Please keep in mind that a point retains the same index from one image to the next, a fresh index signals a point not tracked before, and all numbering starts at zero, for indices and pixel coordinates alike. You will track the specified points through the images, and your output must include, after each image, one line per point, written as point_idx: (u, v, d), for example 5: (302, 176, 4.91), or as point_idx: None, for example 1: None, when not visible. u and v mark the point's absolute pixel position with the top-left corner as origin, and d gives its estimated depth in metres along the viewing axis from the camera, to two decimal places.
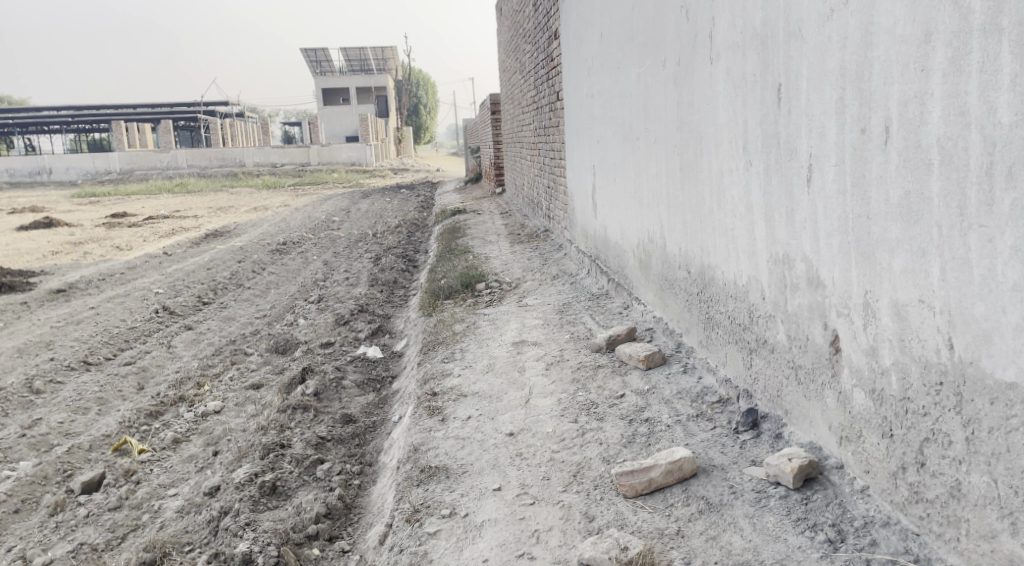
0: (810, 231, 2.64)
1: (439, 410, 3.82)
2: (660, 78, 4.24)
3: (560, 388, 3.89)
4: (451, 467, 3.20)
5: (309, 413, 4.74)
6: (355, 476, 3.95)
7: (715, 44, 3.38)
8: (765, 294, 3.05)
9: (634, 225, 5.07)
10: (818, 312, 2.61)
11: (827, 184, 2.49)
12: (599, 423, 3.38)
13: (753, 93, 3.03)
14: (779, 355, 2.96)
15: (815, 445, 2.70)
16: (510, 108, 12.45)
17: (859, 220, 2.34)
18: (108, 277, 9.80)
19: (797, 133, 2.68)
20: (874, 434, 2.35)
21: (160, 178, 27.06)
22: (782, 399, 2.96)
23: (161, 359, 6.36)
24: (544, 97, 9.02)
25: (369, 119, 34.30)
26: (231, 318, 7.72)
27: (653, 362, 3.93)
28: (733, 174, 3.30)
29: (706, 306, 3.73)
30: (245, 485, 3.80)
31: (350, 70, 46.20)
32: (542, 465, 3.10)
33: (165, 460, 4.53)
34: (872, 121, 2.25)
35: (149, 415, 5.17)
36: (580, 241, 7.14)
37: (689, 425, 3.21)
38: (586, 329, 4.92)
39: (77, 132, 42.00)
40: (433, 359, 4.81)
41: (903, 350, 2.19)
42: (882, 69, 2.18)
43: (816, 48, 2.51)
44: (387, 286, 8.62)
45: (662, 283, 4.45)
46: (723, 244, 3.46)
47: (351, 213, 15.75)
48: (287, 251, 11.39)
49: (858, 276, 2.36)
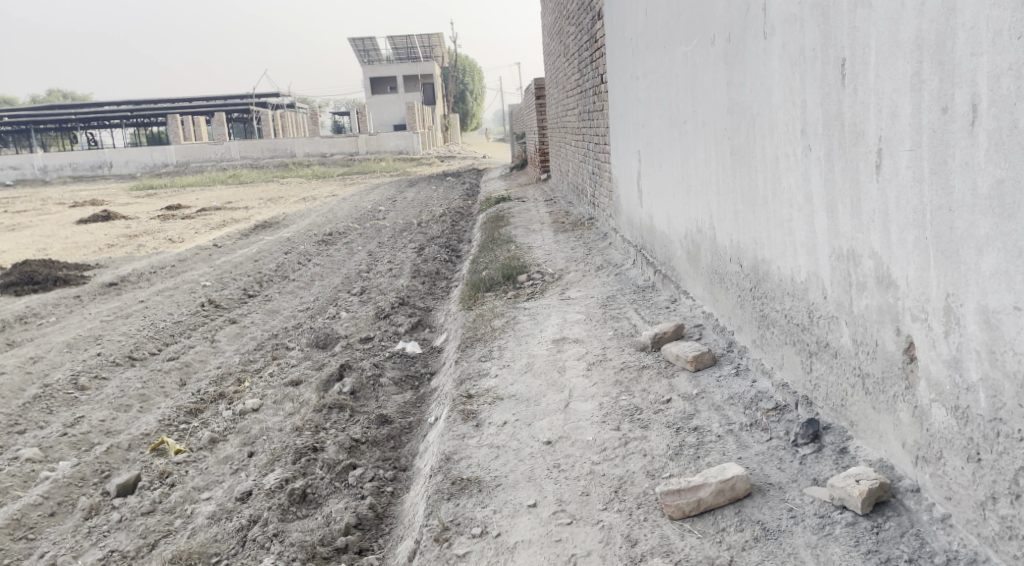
0: (880, 225, 2.35)
1: (474, 414, 3.62)
2: (708, 57, 3.94)
3: (602, 391, 3.65)
4: (484, 479, 2.99)
5: (345, 413, 4.58)
6: (388, 483, 3.78)
7: (770, 18, 3.09)
8: (827, 293, 2.77)
9: (682, 213, 4.79)
10: (890, 315, 2.33)
11: (901, 171, 2.20)
12: (644, 432, 3.14)
13: (813, 70, 2.73)
14: (844, 360, 2.68)
15: (886, 464, 2.42)
16: (555, 92, 12.13)
17: (939, 213, 2.04)
18: (159, 270, 9.83)
19: (865, 114, 2.38)
20: (957, 458, 2.06)
21: (214, 169, 27.41)
22: (848, 409, 2.68)
23: (204, 354, 6.29)
24: (588, 80, 8.74)
25: (415, 107, 34.21)
26: (275, 311, 7.65)
27: (702, 363, 3.67)
28: (790, 159, 3.01)
29: (760, 303, 3.45)
30: (274, 492, 3.65)
31: (397, 59, 46.22)
32: (582, 479, 2.86)
33: (201, 461, 4.35)
34: (954, 99, 1.95)
35: (189, 413, 5.06)
36: (626, 230, 6.84)
37: (742, 436, 2.94)
38: (631, 325, 4.66)
39: (136, 126, 42.92)
40: (471, 357, 4.61)
41: (994, 365, 1.90)
42: (969, 38, 1.88)
43: (887, 17, 2.21)
44: (429, 277, 8.46)
45: (712, 276, 4.16)
46: (778, 237, 3.18)
47: (398, 202, 15.66)
48: (333, 242, 11.32)
49: (938, 277, 2.07)
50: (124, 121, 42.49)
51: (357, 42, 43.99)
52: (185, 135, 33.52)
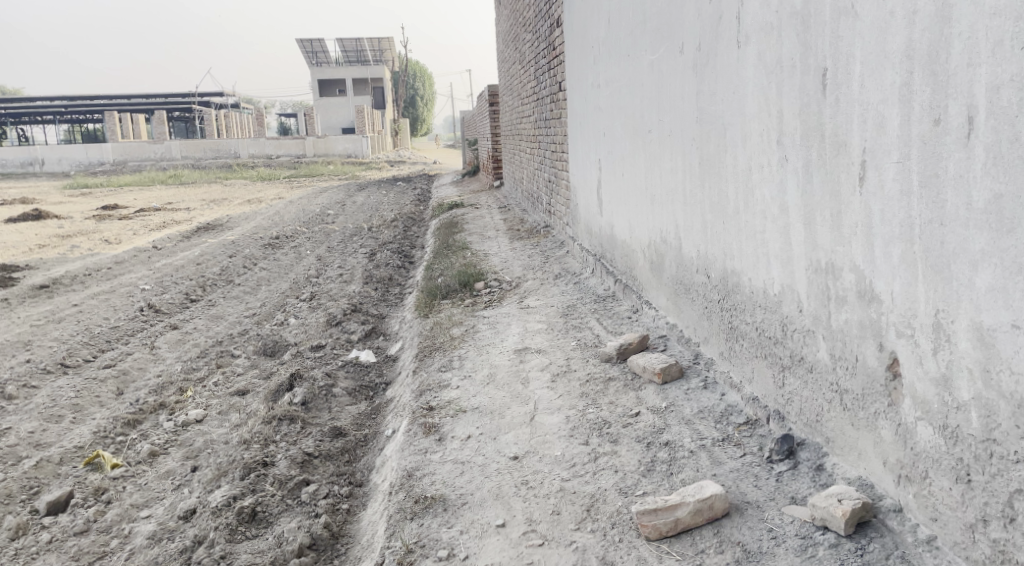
0: (862, 237, 2.30)
1: (435, 428, 3.48)
2: (677, 65, 3.89)
3: (568, 404, 3.55)
4: (449, 497, 2.85)
5: (296, 424, 4.38)
6: (344, 499, 3.61)
7: (744, 27, 3.04)
8: (802, 307, 2.71)
9: (645, 223, 4.73)
10: (872, 330, 2.28)
11: (887, 184, 2.15)
12: (614, 447, 3.05)
13: (791, 80, 2.69)
14: (820, 375, 2.63)
15: (865, 482, 2.38)
16: (509, 99, 12.07)
17: (929, 227, 2.00)
18: (94, 273, 9.40)
19: (847, 125, 2.33)
20: (945, 478, 2.02)
21: (154, 169, 26.57)
22: (823, 425, 2.64)
23: (143, 362, 6.00)
24: (545, 88, 8.68)
25: (365, 111, 33.87)
26: (220, 316, 7.37)
27: (670, 376, 3.59)
28: (764, 170, 2.96)
29: (729, 315, 3.40)
30: (221, 510, 3.45)
31: (347, 62, 45.69)
32: (551, 497, 2.75)
33: (140, 475, 4.11)
34: (948, 111, 1.91)
35: (126, 424, 4.79)
36: (584, 238, 6.78)
37: (715, 451, 2.87)
38: (593, 335, 4.58)
39: (71, 123, 41.46)
40: (429, 367, 4.47)
41: (988, 384, 1.86)
42: (966, 48, 1.85)
43: (874, 27, 2.17)
44: (382, 283, 8.28)
45: (677, 287, 4.11)
46: (750, 248, 3.13)
47: (347, 206, 15.38)
48: (280, 246, 11.02)
49: (927, 292, 2.03)
50: (59, 117, 40.97)
51: (305, 43, 43.34)
52: (124, 133, 32.49)
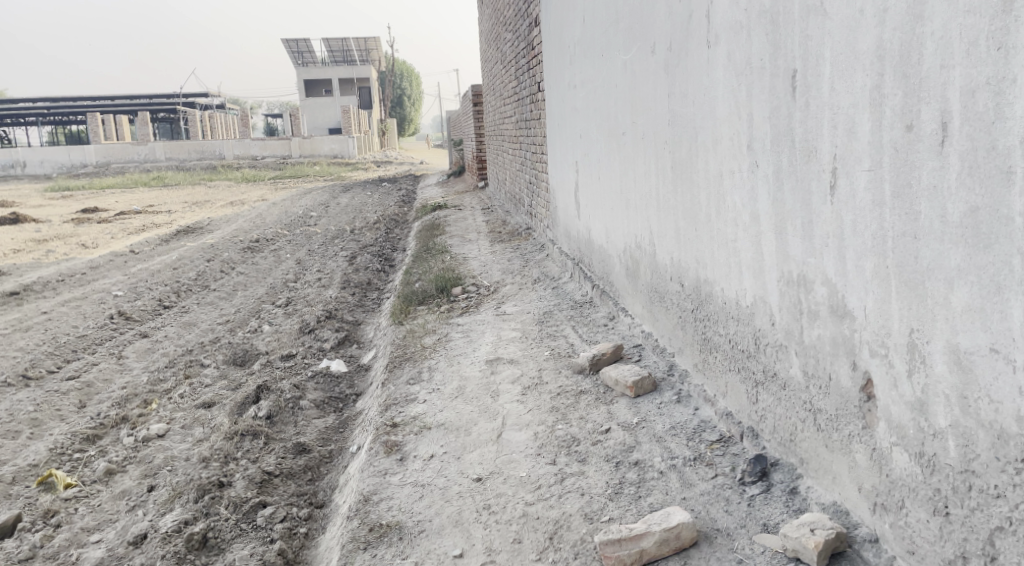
0: (834, 249, 2.17)
1: (398, 446, 3.33)
2: (648, 66, 3.75)
3: (537, 419, 3.41)
4: (405, 525, 2.73)
5: (259, 440, 4.23)
6: (302, 523, 3.47)
7: (714, 26, 2.90)
8: (775, 320, 2.58)
9: (620, 228, 4.60)
10: (845, 348, 2.15)
11: (858, 193, 2.02)
12: (581, 467, 2.91)
13: (761, 81, 2.55)
14: (793, 393, 2.49)
15: (840, 509, 2.25)
16: (492, 100, 11.91)
17: (902, 239, 1.87)
18: (67, 278, 9.20)
19: (818, 130, 2.20)
20: (922, 509, 1.90)
21: (137, 171, 26.30)
22: (797, 446, 2.51)
23: (109, 373, 5.83)
24: (525, 88, 8.53)
25: (351, 111, 33.60)
26: (192, 323, 7.19)
27: (643, 389, 3.46)
28: (735, 176, 2.82)
29: (702, 325, 3.26)
30: (172, 536, 3.32)
31: (333, 62, 45.39)
32: (512, 524, 2.62)
33: (94, 496, 3.95)
34: (921, 115, 1.78)
35: (85, 440, 4.63)
36: (563, 242, 6.64)
37: (686, 471, 2.73)
38: (567, 345, 4.44)
39: (54, 124, 41.09)
40: (398, 380, 4.31)
41: (966, 411, 1.73)
42: (938, 48, 1.72)
43: (843, 25, 2.03)
44: (360, 288, 8.11)
45: (651, 295, 3.97)
46: (722, 257, 2.99)
47: (330, 207, 15.18)
48: (259, 249, 10.83)
49: (900, 310, 1.89)
50: (42, 118, 40.51)
51: (291, 43, 43.03)
52: (106, 135, 32.17)
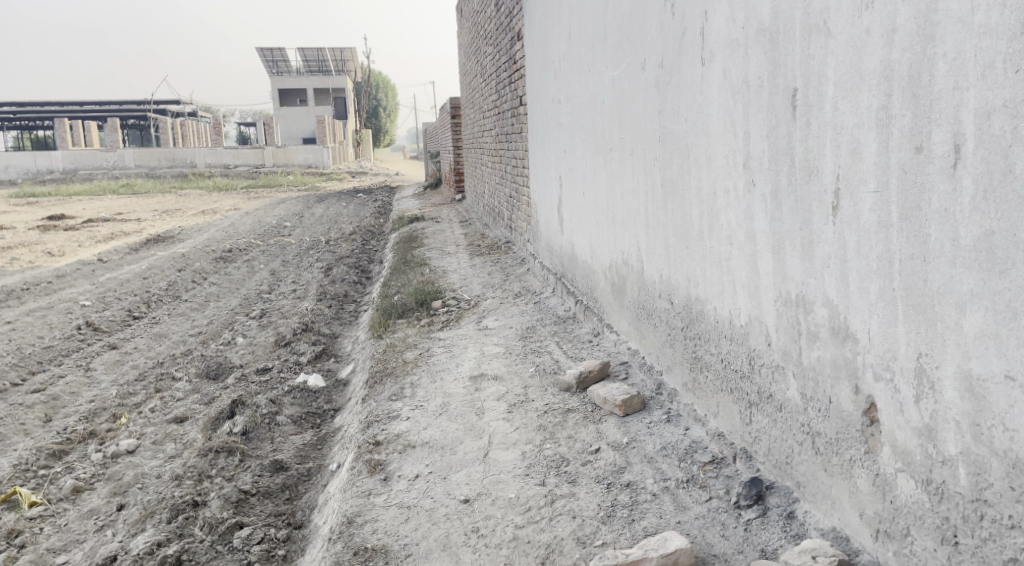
0: (836, 271, 2.14)
1: (381, 465, 3.25)
2: (638, 81, 3.73)
3: (524, 438, 3.34)
4: (391, 548, 2.65)
5: (235, 457, 4.12)
6: (280, 544, 3.37)
7: (708, 43, 2.87)
8: (770, 341, 2.54)
9: (605, 243, 4.56)
10: (847, 371, 2.13)
11: (862, 214, 2.00)
12: (572, 488, 2.85)
13: (758, 99, 2.52)
14: (790, 415, 2.46)
15: (840, 535, 2.23)
16: (471, 112, 11.88)
17: (910, 262, 1.86)
18: (32, 287, 8.96)
19: (819, 149, 2.17)
20: (928, 538, 1.89)
21: (106, 178, 25.89)
22: (793, 469, 2.48)
23: (76, 385, 5.66)
24: (506, 101, 8.49)
25: (325, 121, 33.37)
26: (163, 335, 7.02)
27: (631, 408, 3.41)
28: (730, 194, 2.79)
29: (692, 344, 3.22)
30: (144, 559, 3.24)
31: (308, 71, 45.13)
32: (502, 547, 2.56)
33: (61, 515, 3.81)
34: (932, 137, 1.77)
35: (51, 455, 4.47)
36: (544, 256, 6.60)
37: (680, 494, 2.69)
38: (552, 361, 4.38)
39: (21, 128, 40.37)
40: (379, 396, 4.21)
41: (978, 439, 1.73)
42: (952, 70, 1.71)
43: (848, 44, 2.01)
44: (336, 300, 8.00)
45: (638, 312, 3.93)
46: (714, 275, 2.96)
47: (305, 218, 15.02)
48: (232, 259, 10.65)
49: (908, 334, 1.88)
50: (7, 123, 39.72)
51: (266, 52, 42.75)
52: (75, 140, 31.60)
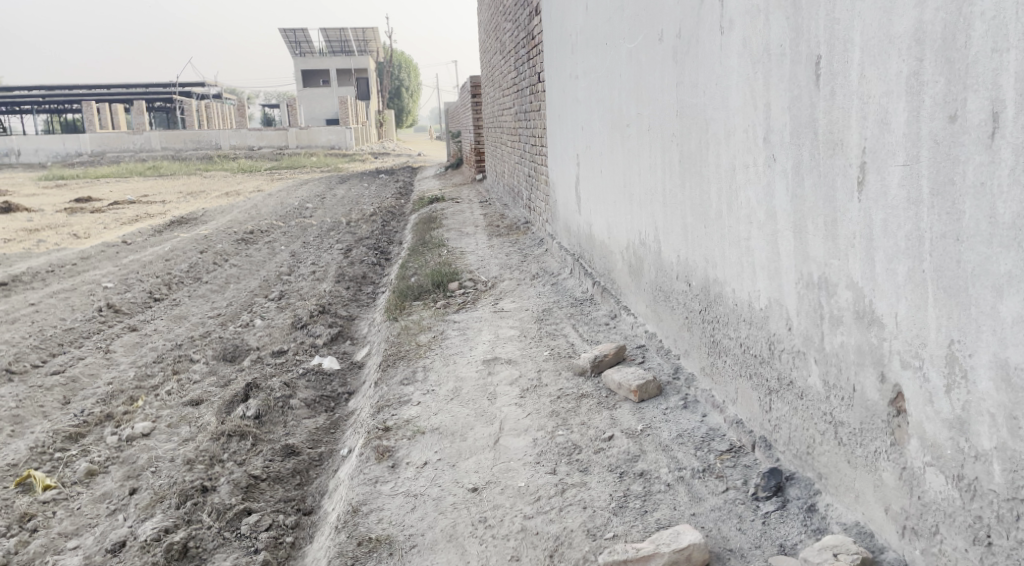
0: (861, 250, 2.01)
1: (390, 452, 3.17)
2: (655, 54, 3.58)
3: (536, 424, 3.24)
4: (396, 539, 2.57)
5: (247, 441, 4.07)
6: (288, 531, 3.32)
7: (728, 11, 2.72)
8: (791, 325, 2.41)
9: (623, 223, 4.42)
10: (872, 357, 2.01)
11: (891, 189, 1.87)
12: (583, 477, 2.74)
13: (779, 69, 2.38)
14: (811, 404, 2.34)
15: (863, 531, 2.12)
16: (491, 91, 11.71)
17: (943, 242, 1.74)
18: (58, 269, 9.01)
19: (844, 120, 2.03)
20: (959, 537, 1.79)
21: (133, 160, 26.06)
22: (814, 459, 2.36)
23: (95, 367, 5.66)
24: (524, 79, 8.32)
25: (349, 101, 33.28)
26: (183, 317, 7.00)
27: (647, 394, 3.30)
28: (750, 172, 2.64)
29: (710, 328, 3.09)
30: (151, 545, 3.20)
31: (331, 52, 45.01)
32: (509, 539, 2.47)
33: (74, 499, 3.79)
34: (967, 105, 1.66)
35: (68, 438, 4.46)
36: (562, 236, 6.47)
37: (695, 483, 2.58)
38: (568, 344, 4.27)
39: (50, 112, 40.82)
40: (391, 379, 4.13)
41: (1014, 433, 1.62)
42: (991, 30, 1.59)
43: (876, 6, 1.87)
44: (355, 282, 7.94)
45: (656, 294, 3.80)
46: (733, 256, 2.83)
47: (327, 199, 14.98)
48: (253, 241, 10.64)
49: (939, 319, 1.77)
50: (37, 106, 40.15)
51: (290, 33, 42.68)
52: (102, 124, 31.83)
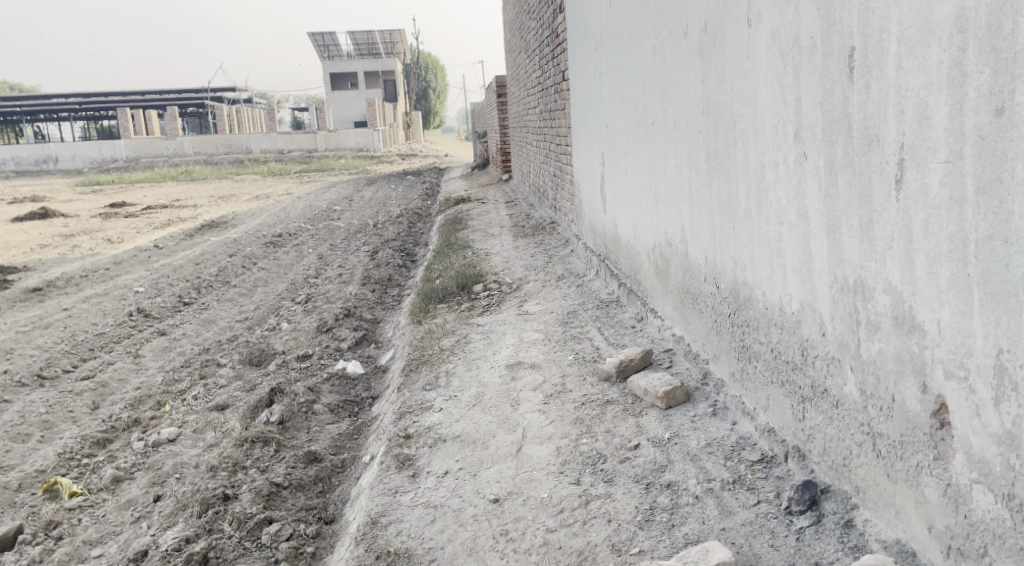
0: (899, 253, 1.89)
1: (411, 461, 3.10)
2: (681, 48, 3.47)
3: (560, 432, 3.15)
4: (415, 552, 2.50)
5: (270, 447, 4.03)
6: (309, 541, 3.27)
7: (756, 2, 2.61)
8: (825, 330, 2.30)
9: (649, 223, 4.31)
10: (912, 366, 1.89)
11: (932, 188, 1.76)
12: (608, 488, 2.65)
13: (810, 62, 2.27)
14: (847, 413, 2.22)
15: (904, 549, 2.01)
16: (516, 91, 11.61)
17: (991, 244, 1.64)
18: (91, 274, 9.09)
19: (880, 115, 1.92)
20: (1010, 560, 1.68)
21: (166, 165, 26.39)
22: (850, 472, 2.25)
23: (124, 372, 5.68)
24: (550, 77, 8.22)
25: (376, 103, 33.40)
26: (211, 321, 7.01)
27: (674, 401, 3.19)
28: (780, 169, 2.53)
29: (740, 332, 2.98)
30: (172, 555, 3.17)
31: (359, 54, 45.23)
32: (532, 553, 2.39)
33: (98, 506, 3.78)
34: (1015, 97, 1.55)
35: (95, 443, 4.46)
36: (588, 237, 6.37)
37: (725, 496, 2.48)
38: (593, 348, 4.17)
39: (87, 118, 41.55)
40: (414, 385, 4.06)
41: None
42: None
43: None
44: (381, 284, 7.90)
45: (683, 295, 3.68)
46: (763, 258, 2.71)
47: (355, 201, 15.00)
48: (282, 244, 10.66)
49: (986, 325, 1.66)
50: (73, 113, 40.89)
51: (318, 36, 42.96)
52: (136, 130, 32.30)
